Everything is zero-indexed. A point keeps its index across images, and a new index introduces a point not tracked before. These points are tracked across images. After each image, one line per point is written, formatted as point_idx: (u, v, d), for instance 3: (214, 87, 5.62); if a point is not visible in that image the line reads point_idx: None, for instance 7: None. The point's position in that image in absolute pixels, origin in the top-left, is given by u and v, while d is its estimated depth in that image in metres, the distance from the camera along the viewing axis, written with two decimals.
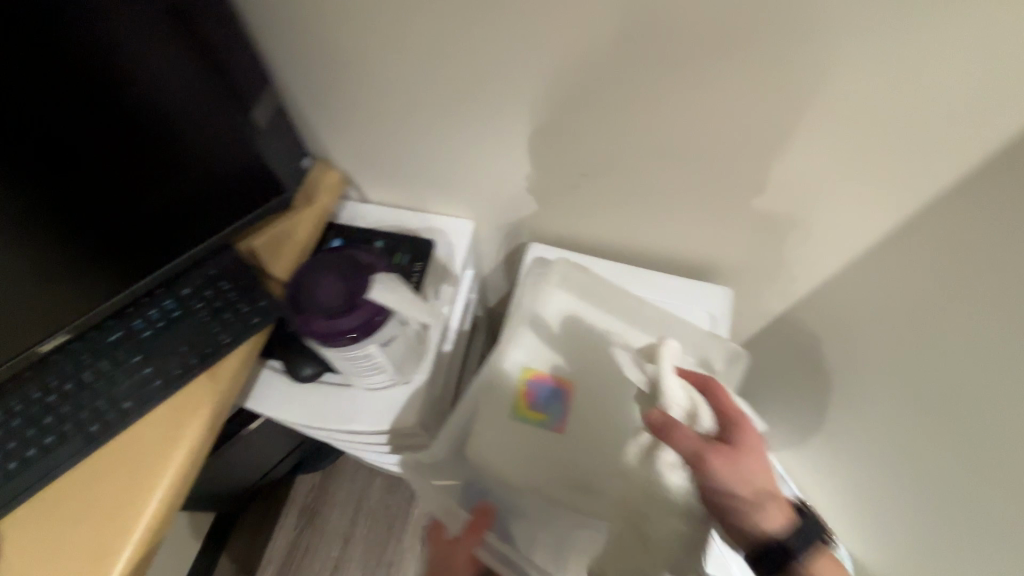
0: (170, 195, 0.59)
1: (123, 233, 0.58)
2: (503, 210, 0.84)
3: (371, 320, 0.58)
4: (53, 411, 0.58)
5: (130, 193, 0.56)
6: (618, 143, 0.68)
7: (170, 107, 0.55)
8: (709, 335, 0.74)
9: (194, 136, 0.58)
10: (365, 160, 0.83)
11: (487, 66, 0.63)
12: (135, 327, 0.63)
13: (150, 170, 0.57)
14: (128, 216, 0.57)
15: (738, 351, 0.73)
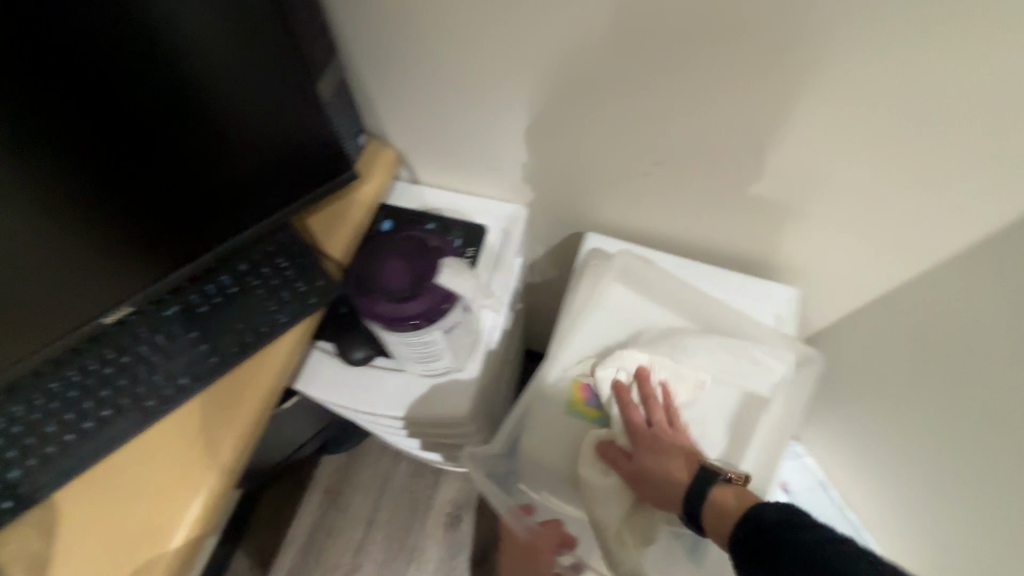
0: (233, 170, 0.57)
1: (185, 207, 0.56)
2: (561, 197, 0.82)
3: (437, 307, 0.55)
4: (110, 384, 0.57)
5: (194, 165, 0.54)
6: (692, 130, 0.65)
7: (239, 75, 0.52)
8: (780, 338, 0.72)
9: (261, 107, 0.55)
10: (421, 140, 0.80)
11: (567, 43, 0.60)
12: (192, 302, 0.61)
13: (215, 142, 0.54)
14: (190, 189, 0.55)
15: (810, 355, 0.71)
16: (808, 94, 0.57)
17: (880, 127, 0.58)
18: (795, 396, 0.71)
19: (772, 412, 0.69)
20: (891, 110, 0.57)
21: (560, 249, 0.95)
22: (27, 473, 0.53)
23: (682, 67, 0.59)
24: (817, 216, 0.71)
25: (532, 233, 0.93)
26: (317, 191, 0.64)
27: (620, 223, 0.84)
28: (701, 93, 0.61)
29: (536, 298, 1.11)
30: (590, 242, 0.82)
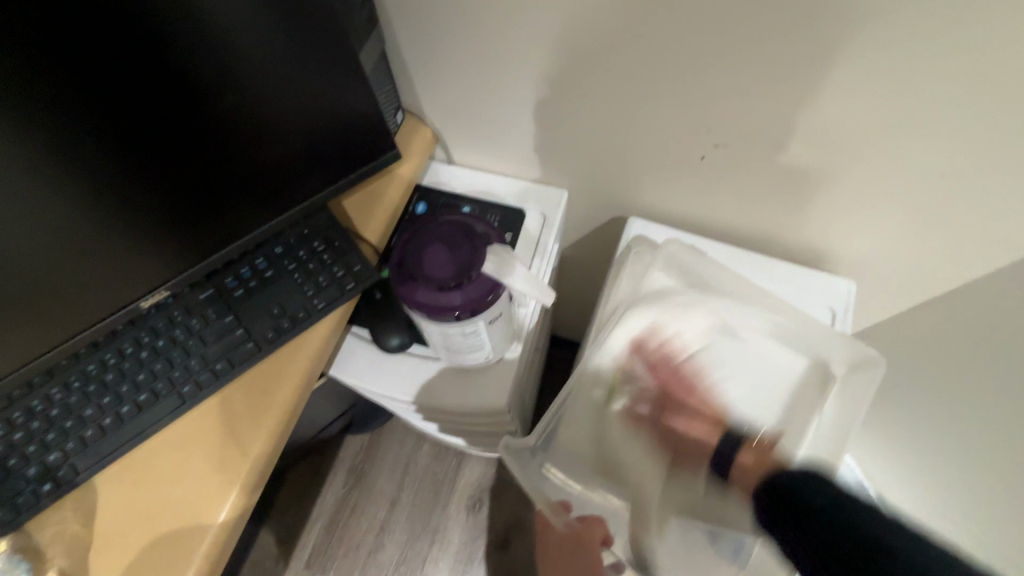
0: (271, 150, 0.54)
1: (222, 188, 0.53)
2: (605, 179, 0.78)
3: (482, 298, 0.53)
4: (146, 368, 0.56)
5: (232, 144, 0.52)
6: (757, 111, 0.61)
7: (280, 51, 0.49)
8: (839, 337, 0.66)
9: (302, 84, 0.52)
10: (460, 117, 0.76)
11: (628, 12, 0.55)
12: (226, 285, 0.59)
13: (254, 121, 0.51)
14: (228, 169, 0.53)
15: (872, 357, 0.64)
16: (895, 69, 0.52)
17: (972, 107, 0.53)
18: (851, 401, 0.65)
19: (822, 418, 0.66)
20: (986, 93, 0.51)
21: (598, 234, 0.91)
22: (67, 456, 0.53)
23: (753, 43, 0.54)
24: (886, 204, 0.66)
25: (570, 217, 0.89)
26: (356, 173, 0.61)
27: (665, 210, 0.80)
28: (772, 71, 0.56)
29: (569, 283, 1.08)
30: (635, 228, 0.79)
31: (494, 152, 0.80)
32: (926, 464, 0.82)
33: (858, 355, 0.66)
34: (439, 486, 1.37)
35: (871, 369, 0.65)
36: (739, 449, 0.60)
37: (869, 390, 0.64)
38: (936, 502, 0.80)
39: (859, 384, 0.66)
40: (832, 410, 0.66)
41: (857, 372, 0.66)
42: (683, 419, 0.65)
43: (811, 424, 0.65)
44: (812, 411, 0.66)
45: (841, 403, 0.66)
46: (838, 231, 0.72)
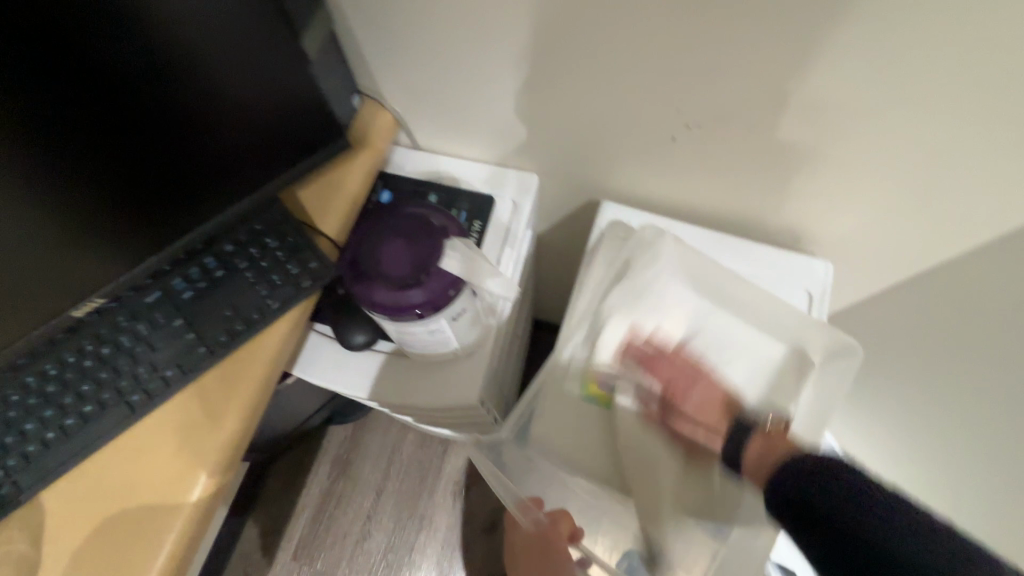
0: (210, 137, 0.50)
1: (159, 182, 0.50)
2: (579, 162, 0.74)
3: (443, 293, 0.50)
4: (90, 378, 0.53)
5: (163, 133, 0.48)
6: (733, 88, 0.57)
7: (208, 35, 0.45)
8: (816, 324, 0.65)
9: (238, 71, 0.48)
10: (423, 100, 0.72)
11: None
12: (174, 288, 0.56)
13: (186, 106, 0.47)
14: (163, 160, 0.49)
15: (850, 346, 0.63)
16: (874, 40, 0.49)
17: (955, 79, 0.50)
18: (829, 387, 0.65)
19: (799, 406, 0.65)
20: (968, 64, 0.49)
21: (574, 218, 0.88)
22: (8, 474, 0.50)
23: (727, 17, 0.51)
24: (867, 181, 0.64)
25: (544, 201, 0.86)
26: (307, 162, 0.57)
27: (641, 192, 0.77)
28: (746, 46, 0.53)
29: (549, 267, 1.05)
30: (607, 211, 0.76)
31: (461, 135, 0.77)
32: None
33: (838, 343, 0.64)
34: (425, 474, 1.37)
35: (850, 356, 0.63)
36: (748, 435, 0.57)
37: (848, 378, 0.63)
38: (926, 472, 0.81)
39: (839, 370, 0.65)
40: (808, 396, 0.66)
41: (837, 359, 0.65)
42: (691, 417, 0.67)
43: (789, 412, 0.65)
44: (789, 399, 0.67)
45: (819, 390, 0.66)
46: (818, 210, 0.70)
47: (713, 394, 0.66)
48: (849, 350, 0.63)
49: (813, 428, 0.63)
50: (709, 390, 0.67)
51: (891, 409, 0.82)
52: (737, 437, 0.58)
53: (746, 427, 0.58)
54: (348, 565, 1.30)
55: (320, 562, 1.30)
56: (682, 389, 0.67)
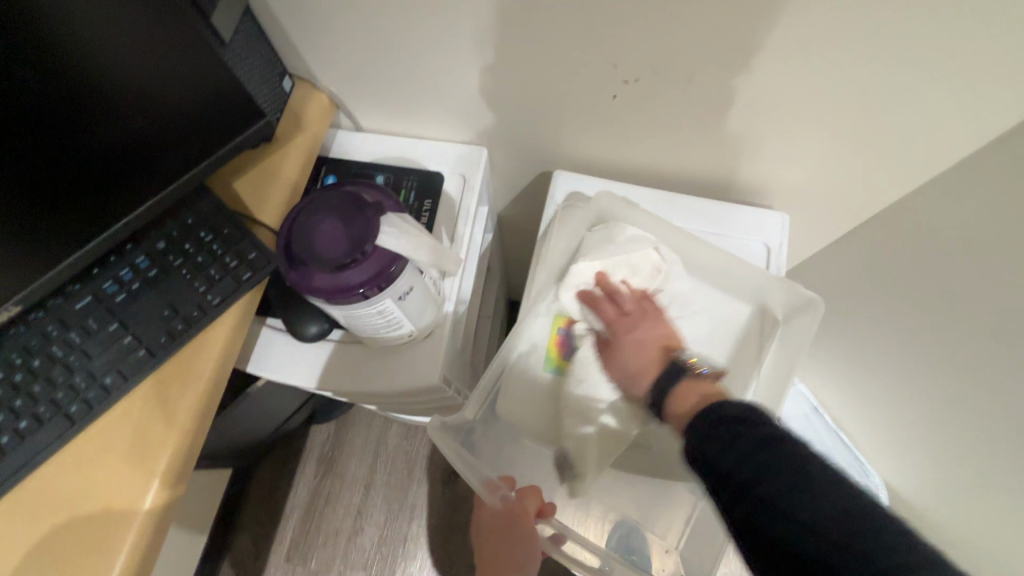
0: (117, 122, 0.47)
1: (69, 175, 0.47)
2: (526, 131, 0.73)
3: (385, 271, 0.48)
4: (22, 392, 0.50)
5: (62, 119, 0.45)
6: (676, 42, 0.55)
7: (101, 21, 0.42)
8: (777, 281, 0.65)
9: (141, 59, 0.46)
10: (356, 78, 0.69)
11: None
12: (105, 291, 0.53)
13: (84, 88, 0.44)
14: (67, 152, 0.46)
15: (810, 299, 0.63)
16: None
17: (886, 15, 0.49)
18: (790, 348, 0.65)
19: (761, 377, 0.66)
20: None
21: (531, 190, 0.86)
22: None
23: None
24: (811, 127, 0.63)
25: (499, 174, 0.84)
26: (230, 146, 0.55)
27: (595, 155, 0.75)
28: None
29: (513, 243, 1.03)
30: (562, 179, 0.74)
31: (404, 111, 0.74)
32: (881, 380, 0.84)
33: (798, 299, 0.64)
34: (413, 464, 1.36)
35: (812, 312, 0.63)
36: (679, 377, 0.54)
37: (811, 333, 0.63)
38: (898, 411, 0.82)
39: (799, 329, 0.65)
40: (770, 361, 0.66)
41: (799, 316, 0.65)
42: (622, 357, 0.60)
43: (750, 380, 0.66)
44: (754, 357, 0.67)
45: (781, 348, 0.66)
46: (767, 160, 0.70)
47: (655, 335, 0.60)
48: (809, 305, 0.63)
49: (779, 387, 0.64)
50: (644, 330, 0.61)
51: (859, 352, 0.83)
52: (671, 373, 0.54)
53: (678, 371, 0.54)
54: (343, 560, 1.29)
55: (314, 561, 1.29)
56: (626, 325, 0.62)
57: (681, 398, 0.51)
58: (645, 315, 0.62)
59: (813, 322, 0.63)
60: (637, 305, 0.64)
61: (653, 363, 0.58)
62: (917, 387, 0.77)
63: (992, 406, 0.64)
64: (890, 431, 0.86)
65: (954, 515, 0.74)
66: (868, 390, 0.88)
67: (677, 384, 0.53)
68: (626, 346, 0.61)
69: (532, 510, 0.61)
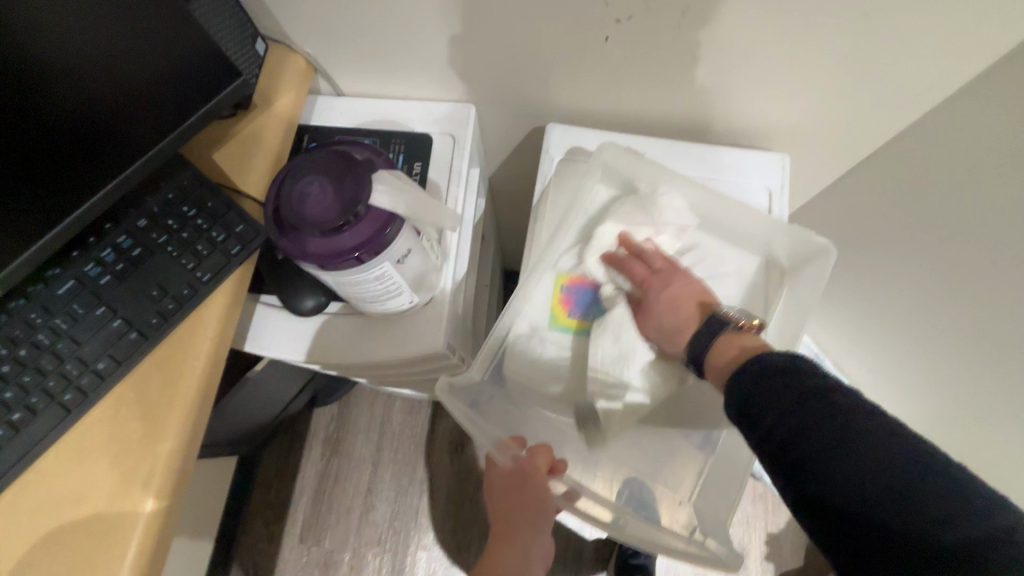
0: (75, 74, 0.44)
1: (31, 134, 0.43)
2: (515, 85, 0.70)
3: (380, 233, 0.46)
4: (12, 384, 0.48)
5: (24, 70, 0.41)
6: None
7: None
8: (785, 228, 0.63)
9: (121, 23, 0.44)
10: (332, 37, 0.66)
11: None
12: (88, 274, 0.51)
13: (38, 35, 0.40)
14: (27, 108, 0.42)
15: (822, 246, 0.61)
16: None
17: None
18: (800, 296, 0.64)
19: (769, 332, 0.64)
20: None
21: (524, 149, 0.84)
22: None
23: None
24: (811, 63, 0.61)
25: (490, 133, 0.81)
26: (205, 109, 0.52)
27: (589, 106, 0.73)
28: None
29: (507, 208, 1.01)
30: (555, 134, 0.72)
31: (386, 71, 0.71)
32: (886, 320, 0.84)
33: (811, 245, 0.63)
34: (419, 438, 1.36)
35: (824, 259, 0.62)
36: (716, 337, 0.53)
37: (821, 281, 0.62)
38: (902, 349, 0.83)
39: (811, 277, 0.64)
40: (780, 313, 0.65)
41: (809, 264, 0.64)
42: (665, 303, 0.59)
43: (761, 333, 0.64)
44: (763, 309, 0.66)
45: (788, 301, 0.65)
46: (765, 101, 0.68)
47: (689, 290, 0.59)
48: (821, 252, 0.62)
49: (793, 335, 0.62)
50: (679, 283, 0.60)
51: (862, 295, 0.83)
52: (708, 330, 0.54)
53: (719, 324, 0.54)
54: (357, 538, 1.30)
55: (328, 541, 1.30)
56: (659, 282, 0.60)
57: (719, 348, 0.52)
58: (677, 272, 0.61)
59: (826, 271, 0.61)
60: (664, 262, 0.62)
61: (688, 321, 0.57)
62: (925, 323, 0.77)
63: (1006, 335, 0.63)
64: (895, 370, 0.87)
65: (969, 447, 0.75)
66: (872, 331, 0.88)
67: (717, 339, 0.53)
68: (661, 303, 0.59)
69: (544, 468, 0.59)
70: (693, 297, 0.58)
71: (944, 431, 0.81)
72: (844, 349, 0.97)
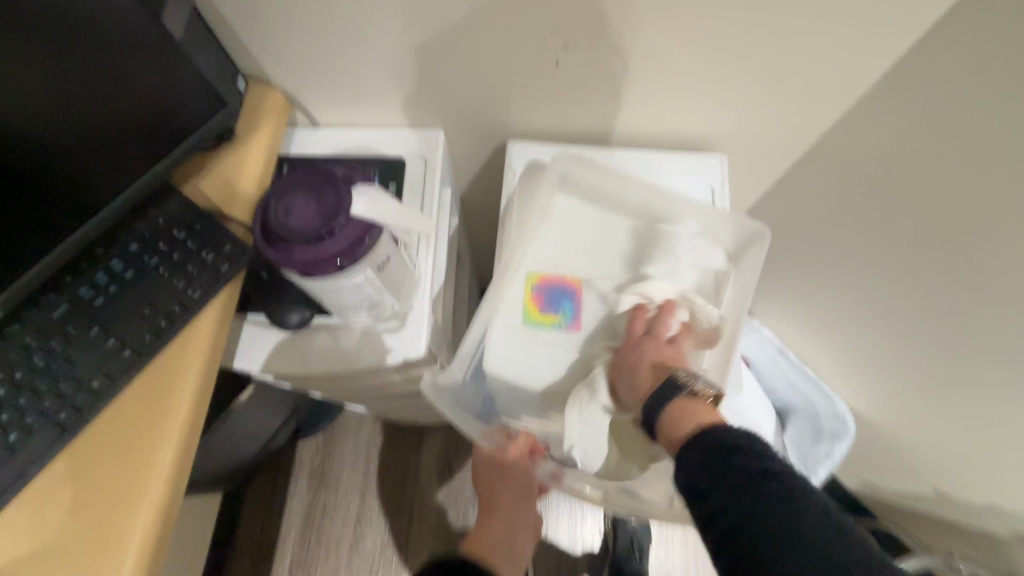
0: (58, 101, 0.47)
1: (15, 157, 0.46)
2: (479, 109, 0.76)
3: (359, 242, 0.50)
4: (9, 405, 0.50)
5: (32, 112, 0.46)
6: (619, 3, 0.59)
7: (81, 31, 0.45)
8: (725, 215, 0.71)
9: (117, 66, 0.48)
10: (307, 73, 0.71)
11: None
12: (82, 296, 0.53)
13: (21, 66, 0.44)
14: (12, 132, 0.45)
15: (758, 230, 0.69)
16: None
17: None
18: (745, 275, 0.71)
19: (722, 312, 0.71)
20: None
21: (492, 168, 0.90)
22: None
23: None
24: (738, 75, 0.69)
25: (460, 155, 0.87)
26: (193, 138, 0.57)
27: (548, 126, 0.80)
28: None
29: (480, 226, 1.06)
30: (515, 149, 0.78)
31: (358, 102, 0.76)
32: (837, 305, 0.91)
33: (748, 229, 0.70)
34: (406, 462, 1.36)
35: (760, 242, 0.70)
36: (668, 401, 0.54)
37: (759, 260, 0.70)
38: (855, 332, 0.90)
39: (752, 257, 0.71)
40: (731, 293, 0.71)
41: (749, 248, 0.71)
42: (636, 360, 0.61)
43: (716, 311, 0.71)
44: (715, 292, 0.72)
45: (736, 283, 0.71)
46: (703, 112, 0.76)
47: (658, 354, 0.61)
48: (757, 235, 0.70)
49: (741, 311, 0.69)
50: (647, 358, 0.61)
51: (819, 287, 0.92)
52: (660, 397, 0.55)
53: (675, 389, 0.54)
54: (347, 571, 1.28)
55: None
56: (637, 342, 0.64)
57: (674, 421, 0.52)
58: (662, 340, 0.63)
59: (763, 253, 0.69)
60: (667, 333, 0.64)
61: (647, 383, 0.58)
62: (873, 306, 0.84)
63: (946, 306, 0.70)
64: (851, 353, 0.93)
65: (933, 417, 0.80)
66: (828, 319, 0.95)
67: (669, 403, 0.53)
68: (626, 367, 0.62)
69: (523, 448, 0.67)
70: (658, 362, 0.60)
71: (903, 405, 0.86)
72: (803, 339, 1.04)
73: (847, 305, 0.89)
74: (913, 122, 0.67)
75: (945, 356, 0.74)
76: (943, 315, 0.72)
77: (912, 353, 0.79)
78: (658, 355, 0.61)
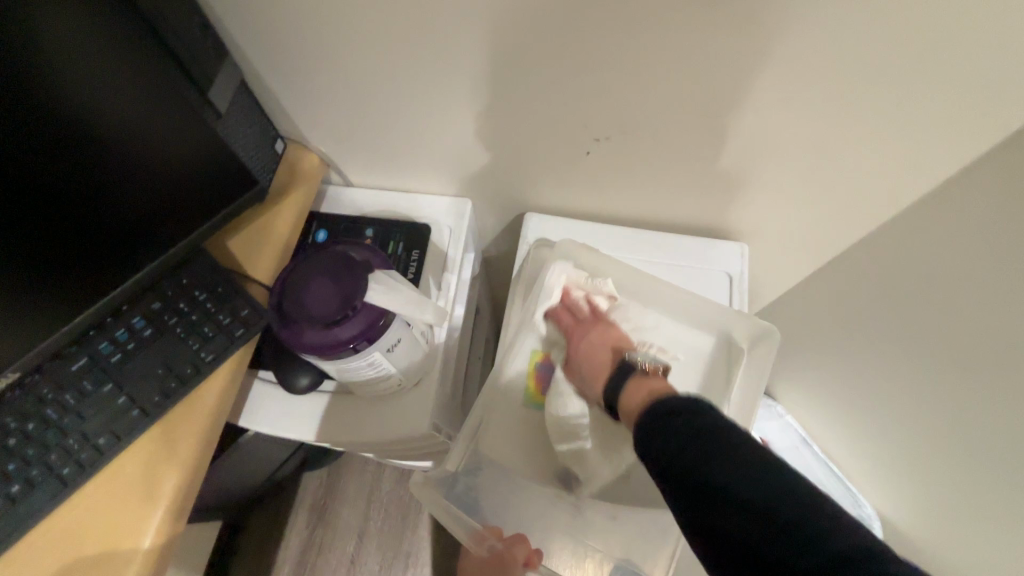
0: (106, 174, 0.49)
1: (63, 227, 0.48)
2: (507, 184, 0.77)
3: (373, 325, 0.51)
4: (16, 456, 0.50)
5: (90, 188, 0.49)
6: (650, 104, 0.60)
7: (140, 118, 0.49)
8: (733, 313, 0.68)
9: (168, 146, 0.52)
10: (344, 141, 0.74)
11: (476, 33, 0.55)
12: (101, 351, 0.55)
13: (81, 146, 0.47)
14: (70, 202, 0.48)
15: (766, 328, 0.67)
16: (736, 64, 0.54)
17: (814, 91, 0.55)
18: (755, 370, 0.68)
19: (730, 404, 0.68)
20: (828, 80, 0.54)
21: (516, 234, 0.89)
22: None
23: (604, 58, 0.55)
24: (769, 177, 0.68)
25: (486, 222, 0.88)
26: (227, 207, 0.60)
27: (574, 203, 0.79)
28: (625, 77, 0.57)
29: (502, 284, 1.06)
30: (533, 223, 0.79)
31: (390, 168, 0.78)
32: (863, 409, 0.87)
33: (756, 327, 0.68)
34: (406, 509, 1.34)
35: (768, 339, 0.67)
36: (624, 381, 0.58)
37: (770, 359, 0.67)
38: (881, 437, 0.85)
39: (761, 355, 0.68)
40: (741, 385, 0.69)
41: (759, 343, 0.69)
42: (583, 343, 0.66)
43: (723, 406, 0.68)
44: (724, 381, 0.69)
45: (747, 375, 0.69)
46: (734, 205, 0.74)
47: (604, 339, 0.65)
48: (765, 333, 0.67)
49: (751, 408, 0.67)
50: (591, 344, 0.65)
51: (848, 386, 0.88)
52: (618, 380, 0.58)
53: (628, 370, 0.59)
54: None
55: None
56: (581, 332, 0.67)
57: (630, 396, 0.55)
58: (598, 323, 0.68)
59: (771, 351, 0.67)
60: (593, 314, 0.69)
61: (603, 366, 0.63)
62: (904, 416, 0.78)
63: (975, 434, 0.66)
64: (878, 459, 0.88)
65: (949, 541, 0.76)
66: (857, 420, 0.89)
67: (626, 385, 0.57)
68: (582, 355, 0.65)
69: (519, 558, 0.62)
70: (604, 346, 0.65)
71: (926, 524, 0.80)
72: (829, 436, 0.98)
73: (875, 409, 0.84)
74: (950, 240, 0.64)
75: (969, 483, 0.69)
76: (969, 441, 0.67)
77: (939, 473, 0.74)
78: (604, 337, 0.66)
